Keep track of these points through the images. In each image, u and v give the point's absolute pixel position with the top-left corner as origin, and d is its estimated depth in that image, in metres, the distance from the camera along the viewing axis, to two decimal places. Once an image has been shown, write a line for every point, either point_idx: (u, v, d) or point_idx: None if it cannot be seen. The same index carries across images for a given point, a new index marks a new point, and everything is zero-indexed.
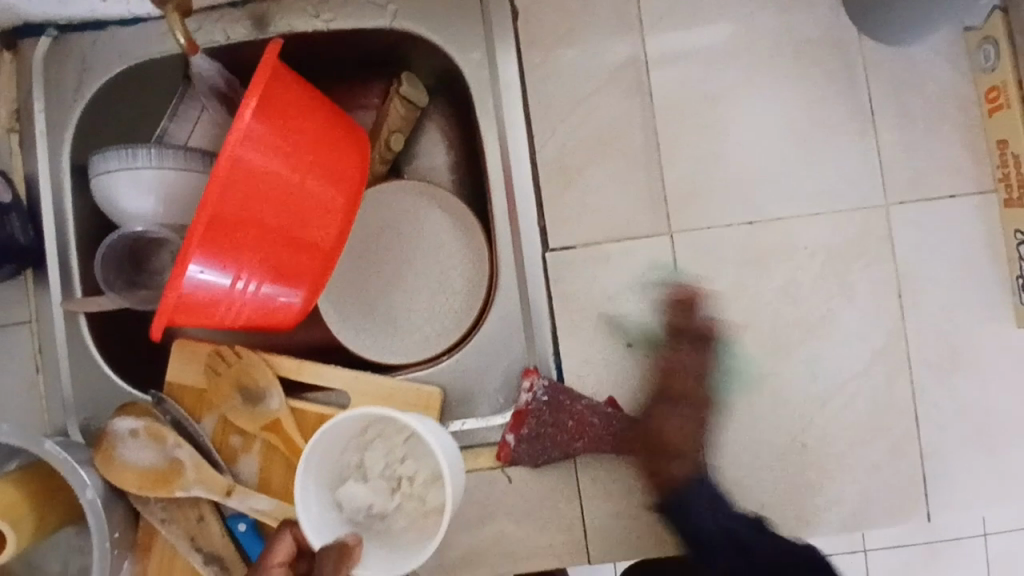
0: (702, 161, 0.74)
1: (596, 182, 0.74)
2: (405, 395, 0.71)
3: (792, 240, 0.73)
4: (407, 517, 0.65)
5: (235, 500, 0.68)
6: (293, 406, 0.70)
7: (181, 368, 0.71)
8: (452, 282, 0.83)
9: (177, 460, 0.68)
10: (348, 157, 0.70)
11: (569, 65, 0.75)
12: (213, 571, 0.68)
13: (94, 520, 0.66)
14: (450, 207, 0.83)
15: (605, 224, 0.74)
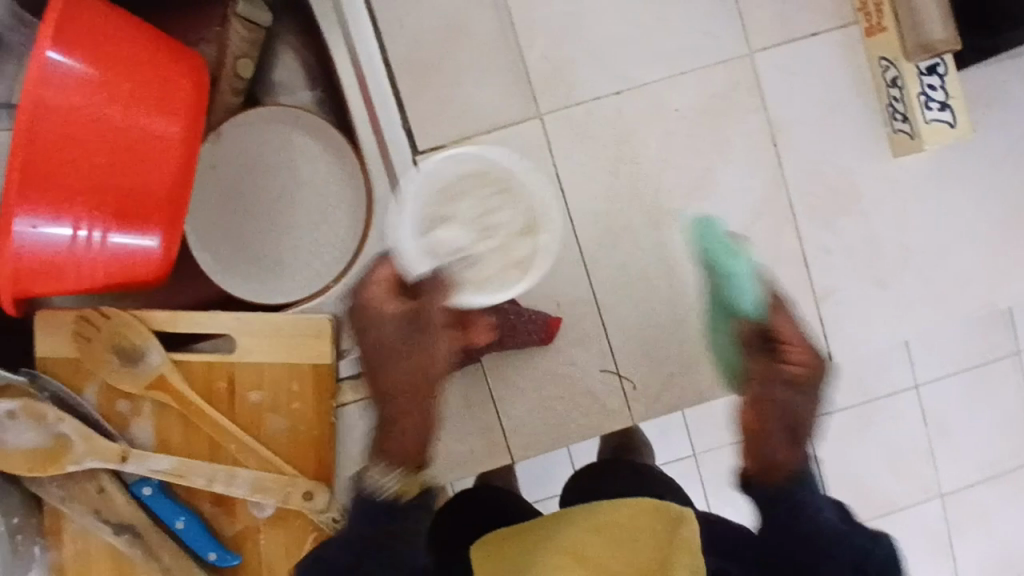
0: (561, 35, 0.71)
1: (456, 76, 0.71)
2: (292, 329, 0.69)
3: (662, 104, 0.72)
4: (500, 259, 0.68)
5: (133, 464, 0.66)
6: (176, 360, 0.68)
7: (48, 340, 0.67)
8: (331, 208, 0.79)
9: (63, 435, 0.65)
10: (177, 83, 0.65)
11: None
12: (125, 540, 0.66)
13: None
14: (316, 129, 0.78)
15: (473, 117, 0.71)
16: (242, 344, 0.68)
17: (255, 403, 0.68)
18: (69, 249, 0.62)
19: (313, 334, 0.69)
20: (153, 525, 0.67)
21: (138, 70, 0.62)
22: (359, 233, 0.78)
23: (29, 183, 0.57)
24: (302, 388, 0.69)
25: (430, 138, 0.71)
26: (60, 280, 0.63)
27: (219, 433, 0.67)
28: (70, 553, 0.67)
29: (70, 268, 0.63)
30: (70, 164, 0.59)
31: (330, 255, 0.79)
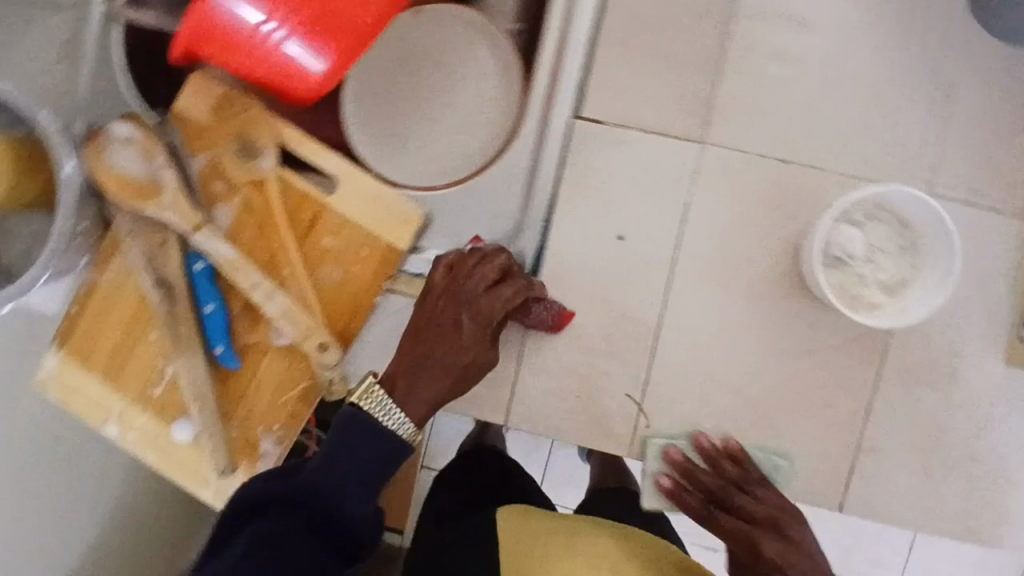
0: (763, 85, 0.71)
1: (648, 67, 0.72)
2: (388, 205, 0.71)
3: (818, 194, 0.71)
4: (835, 278, 0.69)
5: (200, 237, 0.69)
6: (282, 174, 0.71)
7: (190, 99, 0.71)
8: (477, 125, 0.82)
9: (160, 180, 0.69)
10: None
11: None
12: (157, 293, 0.70)
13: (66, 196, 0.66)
14: (501, 52, 0.82)
15: (645, 112, 0.72)
16: (341, 193, 0.71)
17: (324, 247, 0.72)
18: (252, 34, 0.68)
19: (403, 218, 0.72)
20: (186, 296, 0.71)
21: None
22: (486, 158, 0.82)
23: None
24: (368, 256, 0.72)
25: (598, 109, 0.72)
26: (225, 53, 0.69)
27: (282, 254, 0.71)
28: (111, 277, 0.72)
29: (245, 56, 0.70)
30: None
31: (452, 164, 0.82)
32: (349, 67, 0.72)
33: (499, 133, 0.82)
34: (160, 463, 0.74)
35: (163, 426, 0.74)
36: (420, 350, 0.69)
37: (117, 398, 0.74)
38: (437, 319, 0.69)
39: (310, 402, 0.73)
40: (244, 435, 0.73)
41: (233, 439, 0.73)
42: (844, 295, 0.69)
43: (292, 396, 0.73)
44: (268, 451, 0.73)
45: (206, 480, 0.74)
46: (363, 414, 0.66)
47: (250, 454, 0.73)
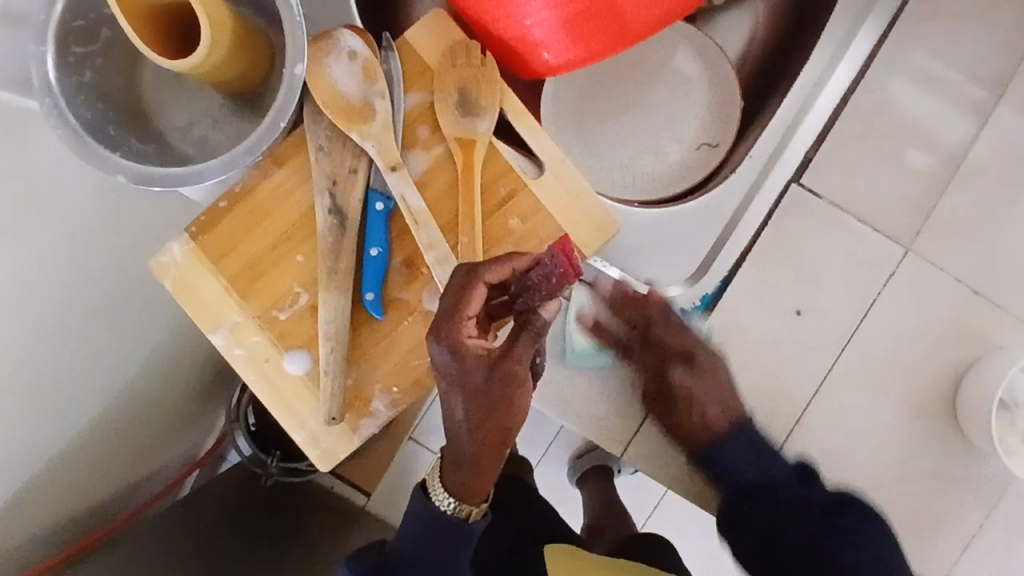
0: (978, 212, 0.74)
1: (879, 162, 0.74)
2: (589, 206, 0.68)
3: (995, 335, 0.74)
4: (1004, 423, 0.75)
5: (394, 178, 0.64)
6: (491, 141, 0.67)
7: (422, 33, 0.68)
8: (668, 152, 0.80)
9: (373, 107, 0.63)
10: None
11: (934, 51, 0.74)
12: (328, 221, 0.65)
13: (283, 96, 0.59)
14: (720, 88, 0.80)
15: (865, 202, 0.74)
16: (546, 179, 0.67)
17: (510, 227, 0.67)
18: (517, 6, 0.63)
19: (598, 225, 0.68)
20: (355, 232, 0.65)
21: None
22: (672, 191, 0.79)
23: None
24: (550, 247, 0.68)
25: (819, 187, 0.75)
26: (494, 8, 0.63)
27: (466, 220, 0.65)
28: (277, 184, 0.67)
29: (495, 16, 0.65)
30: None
31: (640, 181, 0.80)
32: (573, 67, 0.72)
33: (698, 167, 0.80)
34: (260, 390, 0.68)
35: (276, 354, 0.68)
36: (494, 431, 0.57)
37: (237, 311, 0.68)
38: (489, 408, 0.56)
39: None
40: (357, 387, 0.69)
41: (345, 389, 0.69)
42: (1007, 432, 0.75)
43: (423, 364, 0.69)
44: (379, 414, 0.69)
45: (304, 421, 0.69)
46: (432, 505, 0.70)
47: (359, 409, 0.69)
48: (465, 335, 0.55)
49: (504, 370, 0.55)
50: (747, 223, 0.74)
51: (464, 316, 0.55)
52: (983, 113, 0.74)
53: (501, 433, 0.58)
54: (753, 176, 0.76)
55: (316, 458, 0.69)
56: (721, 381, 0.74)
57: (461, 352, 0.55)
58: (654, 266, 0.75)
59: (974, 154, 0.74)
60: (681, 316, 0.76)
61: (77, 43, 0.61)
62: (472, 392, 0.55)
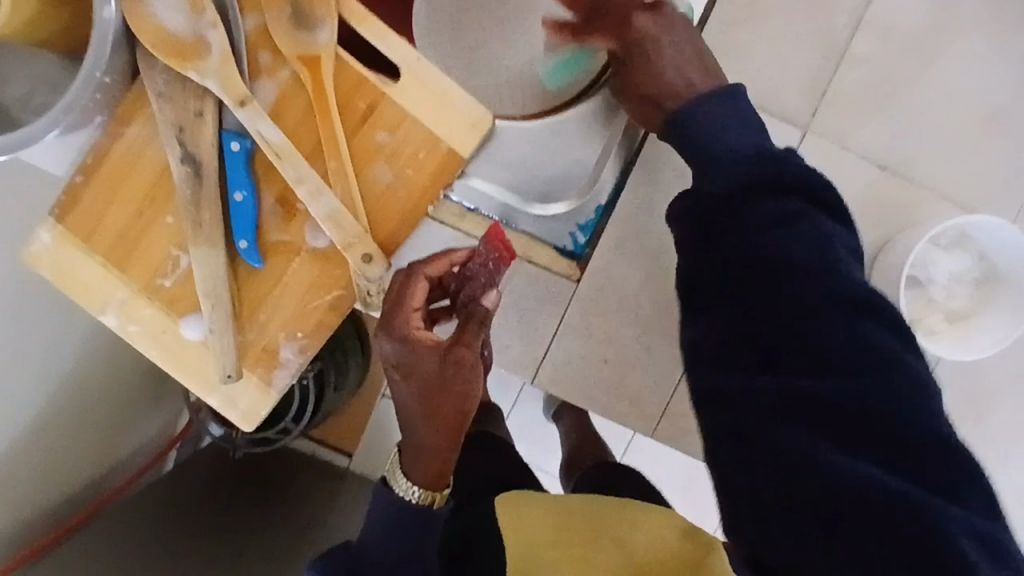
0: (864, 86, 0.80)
1: (765, 57, 0.78)
2: (455, 108, 0.65)
3: (912, 211, 0.81)
4: (915, 297, 0.85)
5: (244, 114, 0.60)
6: (337, 53, 0.64)
7: None
8: (554, 58, 0.75)
9: (204, 40, 0.59)
10: None
11: None
12: (183, 171, 0.62)
13: (96, 42, 0.56)
14: None
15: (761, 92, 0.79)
16: (404, 84, 0.65)
17: (377, 143, 0.65)
18: None
19: (470, 122, 0.65)
20: (216, 179, 0.63)
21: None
22: (562, 99, 0.75)
23: None
24: (425, 159, 0.66)
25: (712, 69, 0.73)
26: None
27: (330, 144, 0.64)
28: (131, 141, 0.63)
29: None
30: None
31: (528, 95, 0.75)
32: None
33: (585, 71, 0.75)
34: (164, 362, 0.66)
35: (171, 324, 0.66)
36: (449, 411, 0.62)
37: (119, 285, 0.65)
38: (445, 389, 0.61)
39: (342, 312, 0.67)
40: (262, 342, 0.66)
41: (255, 345, 0.66)
42: (920, 307, 0.84)
43: (323, 302, 0.66)
44: (291, 363, 0.67)
45: (212, 383, 0.67)
46: (394, 495, 0.71)
47: (266, 364, 0.67)
48: (414, 329, 0.60)
49: (456, 355, 0.60)
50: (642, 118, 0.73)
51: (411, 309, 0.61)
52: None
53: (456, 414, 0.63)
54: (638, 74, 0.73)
55: (238, 419, 0.67)
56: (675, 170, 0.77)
57: (412, 343, 0.60)
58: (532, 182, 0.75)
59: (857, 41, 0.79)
60: (578, 230, 0.78)
61: None
62: (426, 378, 0.60)
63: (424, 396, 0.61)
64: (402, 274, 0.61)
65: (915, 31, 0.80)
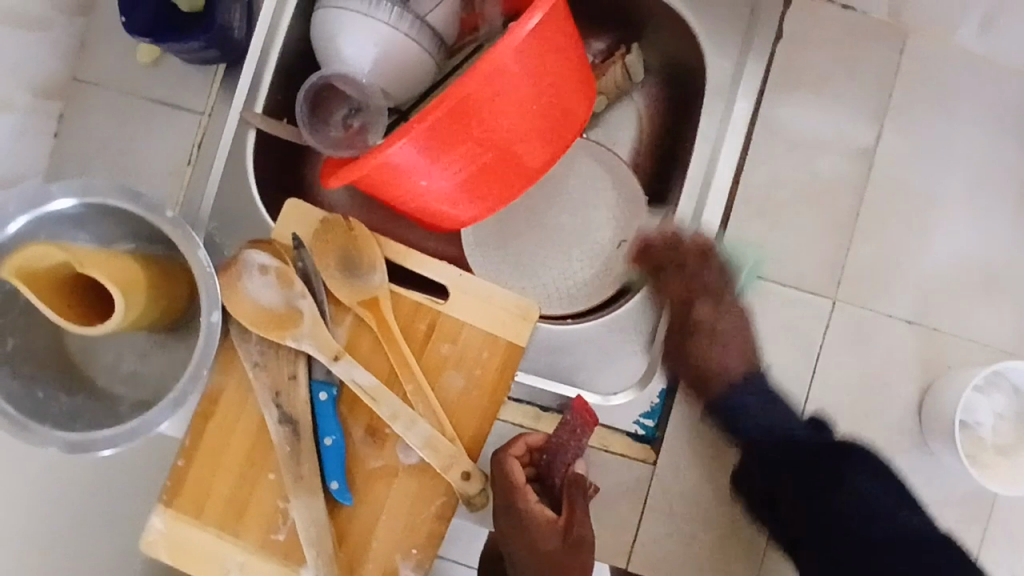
0: (903, 234, 0.76)
1: (800, 222, 0.75)
2: (503, 308, 0.70)
3: (961, 357, 0.76)
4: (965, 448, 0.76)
5: (340, 366, 0.67)
6: (392, 289, 0.70)
7: (293, 223, 0.70)
8: (594, 256, 0.82)
9: (297, 309, 0.67)
10: (573, 111, 0.72)
11: (810, 108, 0.76)
12: (282, 430, 0.67)
13: (204, 340, 0.62)
14: (622, 182, 0.82)
15: (792, 262, 0.75)
16: (454, 300, 0.70)
17: (443, 356, 0.70)
18: (415, 191, 0.69)
19: (520, 314, 0.70)
20: (311, 428, 0.67)
21: (548, 62, 0.66)
22: (609, 292, 0.81)
23: (439, 138, 0.63)
24: (489, 359, 0.70)
25: (737, 240, 0.75)
26: (389, 199, 0.71)
27: (403, 369, 0.69)
28: (231, 395, 0.69)
29: (402, 198, 0.71)
30: (466, 122, 0.63)
31: (573, 293, 0.81)
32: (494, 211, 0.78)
33: (623, 266, 0.81)
34: None
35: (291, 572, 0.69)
36: (714, 359, 0.74)
37: (235, 550, 0.69)
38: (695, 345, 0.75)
39: (446, 519, 0.69)
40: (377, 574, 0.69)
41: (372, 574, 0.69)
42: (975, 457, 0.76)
43: (427, 516, 0.69)
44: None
45: None
46: None
47: None
48: (534, 510, 0.67)
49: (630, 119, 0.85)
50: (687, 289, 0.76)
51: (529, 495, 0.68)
52: (879, 136, 0.76)
53: (723, 361, 0.75)
54: (678, 257, 0.76)
55: None
56: (744, 325, 0.75)
57: (534, 525, 0.67)
58: (587, 373, 0.78)
59: (897, 184, 0.76)
60: (643, 418, 0.76)
61: None
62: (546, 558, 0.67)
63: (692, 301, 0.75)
64: (503, 456, 0.69)
65: (957, 170, 0.77)
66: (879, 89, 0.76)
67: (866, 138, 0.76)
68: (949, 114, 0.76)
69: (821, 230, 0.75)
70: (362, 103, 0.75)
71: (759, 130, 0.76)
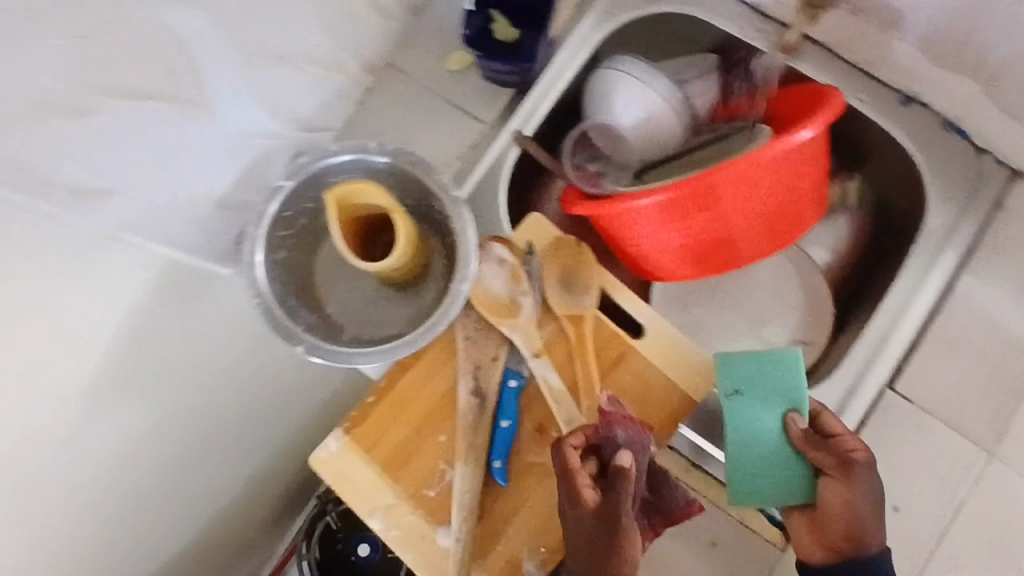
0: None
1: (975, 373, 0.80)
2: (689, 363, 0.77)
3: None
4: None
5: (537, 363, 0.76)
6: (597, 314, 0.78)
7: (531, 232, 0.80)
8: (768, 345, 0.88)
9: (518, 303, 0.76)
10: (801, 214, 0.79)
11: (1010, 274, 0.81)
12: (471, 401, 0.75)
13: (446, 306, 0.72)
14: (812, 288, 0.89)
15: (959, 407, 0.79)
16: (647, 342, 0.78)
17: (623, 386, 0.77)
18: (642, 238, 0.77)
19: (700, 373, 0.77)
20: (493, 408, 0.76)
21: (802, 170, 0.74)
22: None
23: (685, 201, 0.72)
24: (662, 403, 0.77)
25: (917, 375, 0.80)
26: (614, 237, 0.79)
27: (586, 386, 0.76)
28: (433, 356, 0.77)
29: (625, 241, 0.79)
30: (718, 201, 0.72)
31: None
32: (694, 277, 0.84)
33: None
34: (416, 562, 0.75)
35: (430, 529, 0.75)
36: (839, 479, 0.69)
37: (391, 493, 0.76)
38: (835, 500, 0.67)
39: None
40: (504, 557, 0.75)
41: (500, 556, 0.75)
42: None
43: None
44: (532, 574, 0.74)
45: None
46: None
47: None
48: (585, 496, 0.67)
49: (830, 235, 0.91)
50: (856, 403, 0.78)
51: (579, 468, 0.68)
52: None
53: (871, 477, 0.78)
54: (857, 368, 0.79)
55: None
56: (898, 448, 0.78)
57: (578, 507, 0.67)
58: None
59: None
60: None
61: (281, 229, 0.74)
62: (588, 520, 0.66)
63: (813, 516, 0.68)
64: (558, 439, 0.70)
65: None
66: None
67: None
68: None
69: (994, 386, 0.79)
70: (608, 154, 0.87)
71: (961, 282, 0.81)
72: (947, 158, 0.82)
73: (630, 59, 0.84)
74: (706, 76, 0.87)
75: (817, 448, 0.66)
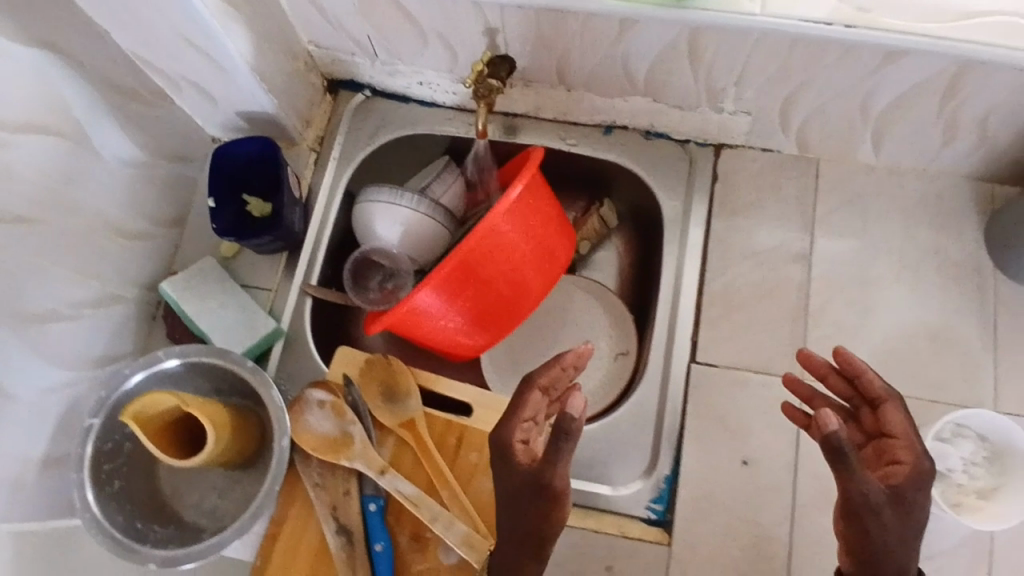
0: (848, 321, 0.89)
1: (758, 318, 0.89)
2: None
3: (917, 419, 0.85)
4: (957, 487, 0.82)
5: (385, 479, 0.79)
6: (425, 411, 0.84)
7: (347, 361, 0.86)
8: (594, 368, 0.96)
9: (349, 434, 0.81)
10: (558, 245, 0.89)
11: (747, 227, 0.92)
12: (339, 540, 0.78)
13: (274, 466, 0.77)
14: (608, 305, 0.98)
15: (757, 352, 0.88)
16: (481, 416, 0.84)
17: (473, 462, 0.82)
18: (437, 323, 0.84)
19: None
20: (363, 539, 0.79)
21: (541, 216, 0.84)
22: (609, 399, 0.94)
23: (453, 278, 0.79)
24: None
25: (713, 338, 0.89)
26: (423, 332, 0.86)
27: (439, 478, 0.81)
28: (292, 521, 0.80)
29: (429, 329, 0.85)
30: (479, 271, 0.80)
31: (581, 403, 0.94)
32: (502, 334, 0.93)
33: (618, 377, 0.95)
34: None
35: None
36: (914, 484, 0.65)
37: None
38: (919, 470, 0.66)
39: None
40: None
41: None
42: (958, 499, 0.81)
43: None
44: None
45: None
46: None
47: None
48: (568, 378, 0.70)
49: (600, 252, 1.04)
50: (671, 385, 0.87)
51: (518, 430, 0.67)
52: (810, 242, 0.91)
53: (715, 444, 0.85)
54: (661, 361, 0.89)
55: None
56: (725, 410, 0.86)
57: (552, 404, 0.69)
58: (601, 471, 0.86)
59: (831, 275, 0.90)
60: (653, 502, 0.84)
61: (107, 461, 0.78)
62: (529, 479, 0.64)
63: (876, 462, 0.69)
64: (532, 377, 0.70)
65: (881, 258, 0.90)
66: (800, 205, 0.92)
67: (801, 241, 0.91)
68: (864, 214, 0.92)
69: (777, 320, 0.89)
70: (393, 266, 0.95)
71: (714, 250, 0.92)
72: (658, 162, 0.96)
73: (378, 186, 0.92)
74: (446, 172, 0.97)
75: (894, 453, 0.67)
